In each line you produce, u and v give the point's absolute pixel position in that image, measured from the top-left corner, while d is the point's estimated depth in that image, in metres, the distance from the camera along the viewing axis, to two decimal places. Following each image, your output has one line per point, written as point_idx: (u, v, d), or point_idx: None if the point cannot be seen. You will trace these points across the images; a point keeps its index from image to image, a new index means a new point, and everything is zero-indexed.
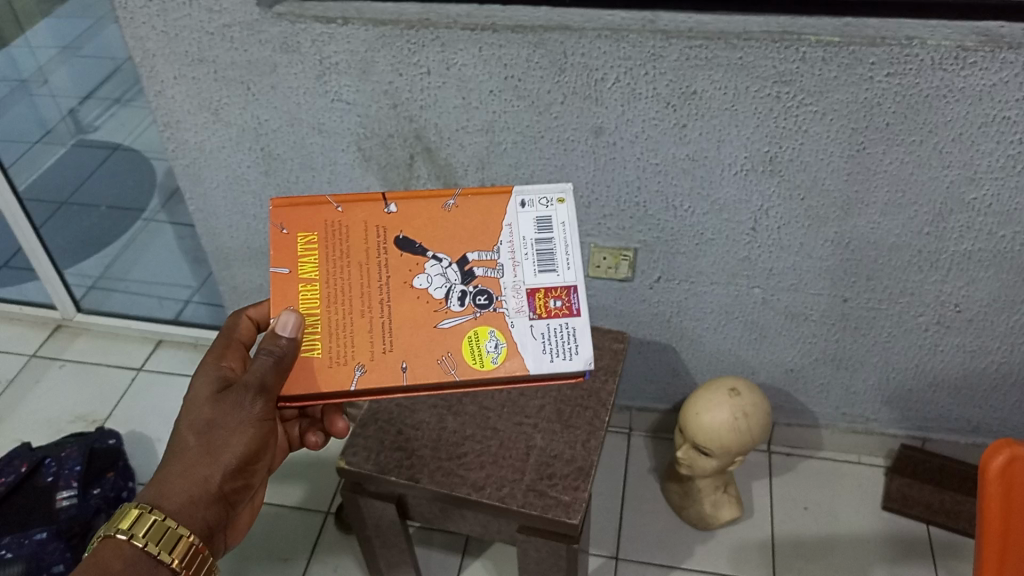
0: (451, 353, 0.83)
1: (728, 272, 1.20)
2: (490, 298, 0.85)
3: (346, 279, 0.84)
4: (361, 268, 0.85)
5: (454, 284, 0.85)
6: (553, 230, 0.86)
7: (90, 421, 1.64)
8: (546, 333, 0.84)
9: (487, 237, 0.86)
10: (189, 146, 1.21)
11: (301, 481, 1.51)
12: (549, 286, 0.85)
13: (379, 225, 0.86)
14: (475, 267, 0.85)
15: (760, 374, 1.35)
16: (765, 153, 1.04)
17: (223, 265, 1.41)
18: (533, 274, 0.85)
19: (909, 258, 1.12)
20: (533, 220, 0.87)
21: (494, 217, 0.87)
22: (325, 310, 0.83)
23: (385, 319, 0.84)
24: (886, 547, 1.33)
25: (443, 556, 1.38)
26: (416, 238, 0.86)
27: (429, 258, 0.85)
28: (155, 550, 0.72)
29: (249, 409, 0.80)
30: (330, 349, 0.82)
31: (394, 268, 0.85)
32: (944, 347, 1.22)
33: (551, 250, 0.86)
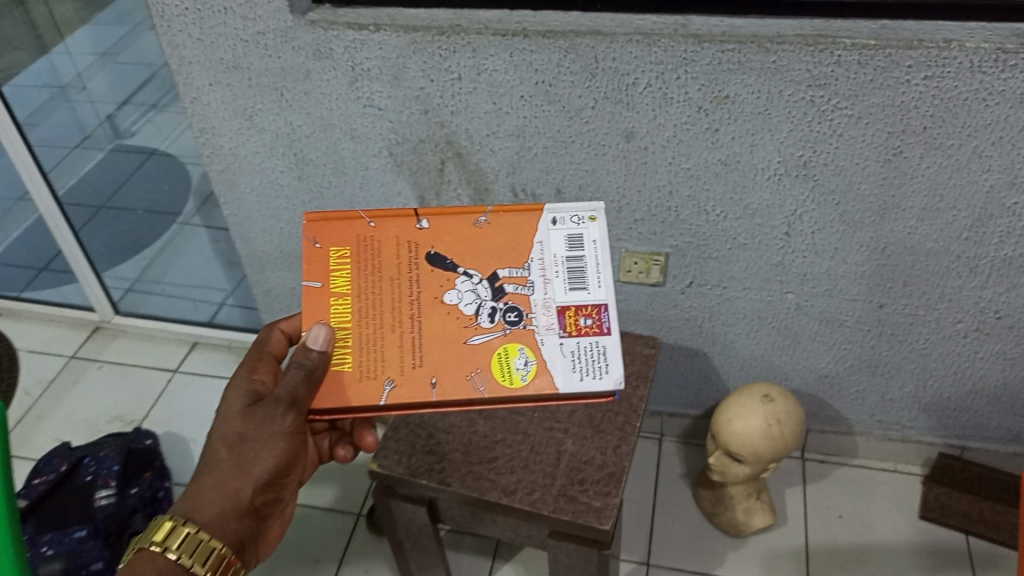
0: (481, 370, 0.83)
1: (761, 277, 1.19)
2: (520, 315, 0.86)
3: (377, 294, 0.86)
4: (392, 283, 0.86)
5: (485, 300, 0.86)
6: (584, 247, 0.88)
7: (127, 421, 1.67)
8: (576, 351, 0.84)
9: (517, 254, 0.88)
10: (224, 152, 1.23)
11: (332, 482, 1.52)
12: (579, 304, 0.87)
13: (411, 241, 0.88)
14: (506, 284, 0.87)
15: (794, 380, 1.33)
16: (799, 157, 1.03)
17: (257, 269, 1.43)
18: (563, 292, 0.87)
19: (948, 264, 1.10)
20: (565, 237, 0.88)
21: (526, 234, 0.89)
22: (357, 325, 0.84)
23: (416, 334, 0.84)
24: (923, 557, 1.30)
25: (473, 560, 1.38)
26: (448, 254, 0.87)
27: (460, 274, 0.87)
28: (187, 563, 0.73)
29: (279, 422, 0.81)
30: (361, 363, 0.83)
31: (425, 283, 0.86)
32: (984, 354, 1.20)
33: (580, 268, 0.88)
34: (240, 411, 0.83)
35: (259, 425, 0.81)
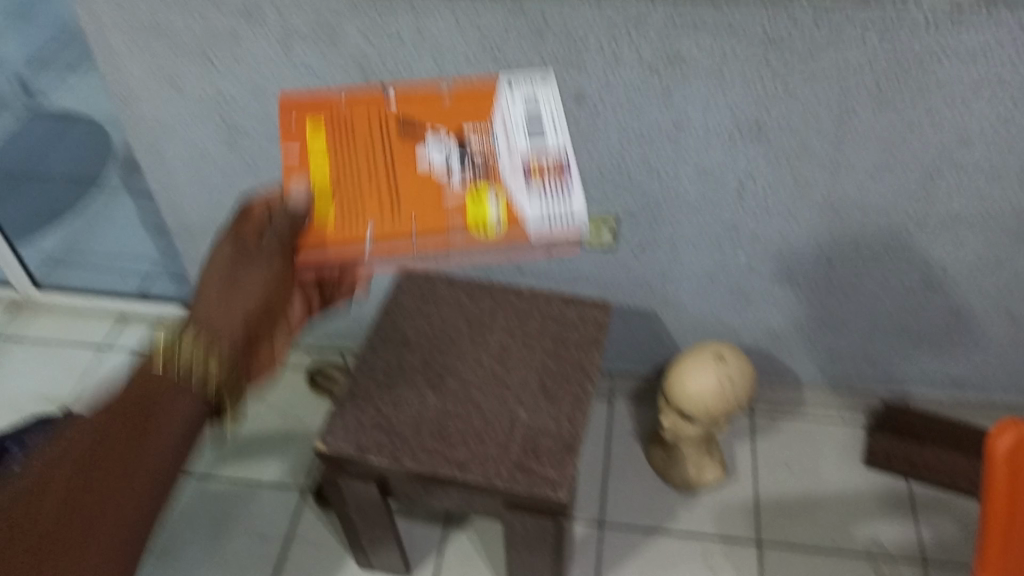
0: (458, 220, 1.06)
1: (713, 238, 1.17)
2: (486, 158, 1.04)
3: (356, 163, 1.03)
4: (367, 153, 1.03)
5: (454, 153, 1.04)
6: (541, 116, 1.02)
7: (55, 404, 1.58)
8: (542, 201, 1.06)
9: (483, 112, 1.03)
10: (146, 119, 1.14)
11: (277, 456, 1.48)
12: (542, 155, 1.04)
13: (383, 119, 1.03)
14: (473, 139, 1.03)
15: (743, 337, 1.34)
16: (752, 118, 1.00)
17: (188, 241, 1.36)
18: (525, 139, 1.03)
19: (897, 220, 1.10)
20: (523, 106, 1.02)
21: (485, 108, 1.03)
22: (340, 183, 1.04)
23: (397, 194, 1.05)
24: (867, 502, 1.34)
25: (426, 530, 1.36)
26: (415, 121, 1.03)
27: (430, 139, 1.04)
28: (198, 359, 0.78)
29: (268, 269, 0.87)
30: (342, 217, 1.05)
31: (399, 151, 1.04)
32: (929, 307, 1.22)
33: (539, 119, 1.02)
34: (227, 261, 0.86)
35: (249, 270, 0.86)
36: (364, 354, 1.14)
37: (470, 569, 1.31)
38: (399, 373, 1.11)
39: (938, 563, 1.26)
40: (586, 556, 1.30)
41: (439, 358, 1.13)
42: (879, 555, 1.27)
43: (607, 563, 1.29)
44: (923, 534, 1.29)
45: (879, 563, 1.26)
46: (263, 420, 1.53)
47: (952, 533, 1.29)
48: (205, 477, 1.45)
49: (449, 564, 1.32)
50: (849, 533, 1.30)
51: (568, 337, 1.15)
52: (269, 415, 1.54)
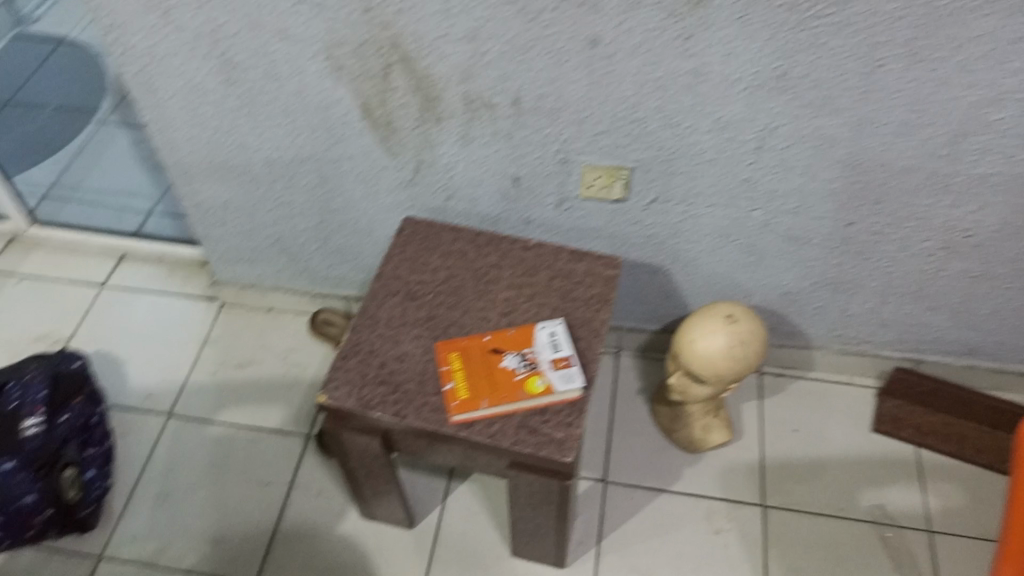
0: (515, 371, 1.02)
1: (728, 194, 1.13)
2: (528, 362, 1.02)
3: (473, 374, 1.02)
4: (477, 369, 1.02)
5: (515, 360, 1.03)
6: (557, 341, 1.04)
7: (53, 341, 1.57)
8: (549, 342, 1.04)
9: (526, 353, 1.03)
10: (139, 51, 1.10)
11: (280, 403, 1.47)
12: (558, 359, 1.02)
13: (486, 352, 1.04)
14: (518, 360, 1.03)
15: (754, 296, 1.30)
16: (775, 68, 0.95)
17: (185, 181, 1.32)
18: (549, 355, 1.03)
19: (921, 181, 1.05)
20: (545, 336, 1.05)
21: (526, 340, 1.05)
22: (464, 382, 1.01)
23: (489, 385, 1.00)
24: (875, 468, 1.32)
25: (427, 481, 1.35)
26: (499, 362, 1.03)
27: (508, 356, 1.03)
28: None
29: None
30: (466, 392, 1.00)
31: (487, 367, 1.02)
32: (947, 272, 1.18)
33: (555, 344, 1.04)
34: None
35: None
36: (368, 304, 1.11)
37: (471, 523, 1.30)
38: (403, 325, 1.08)
39: (942, 530, 1.25)
40: (587, 513, 1.29)
41: (443, 311, 1.10)
42: (884, 522, 1.26)
43: (608, 521, 1.28)
44: (929, 501, 1.28)
45: (884, 530, 1.25)
46: (266, 366, 1.52)
47: (959, 501, 1.28)
48: (207, 421, 1.44)
49: (449, 516, 1.31)
50: (855, 499, 1.29)
51: (576, 292, 1.12)
52: (271, 361, 1.53)
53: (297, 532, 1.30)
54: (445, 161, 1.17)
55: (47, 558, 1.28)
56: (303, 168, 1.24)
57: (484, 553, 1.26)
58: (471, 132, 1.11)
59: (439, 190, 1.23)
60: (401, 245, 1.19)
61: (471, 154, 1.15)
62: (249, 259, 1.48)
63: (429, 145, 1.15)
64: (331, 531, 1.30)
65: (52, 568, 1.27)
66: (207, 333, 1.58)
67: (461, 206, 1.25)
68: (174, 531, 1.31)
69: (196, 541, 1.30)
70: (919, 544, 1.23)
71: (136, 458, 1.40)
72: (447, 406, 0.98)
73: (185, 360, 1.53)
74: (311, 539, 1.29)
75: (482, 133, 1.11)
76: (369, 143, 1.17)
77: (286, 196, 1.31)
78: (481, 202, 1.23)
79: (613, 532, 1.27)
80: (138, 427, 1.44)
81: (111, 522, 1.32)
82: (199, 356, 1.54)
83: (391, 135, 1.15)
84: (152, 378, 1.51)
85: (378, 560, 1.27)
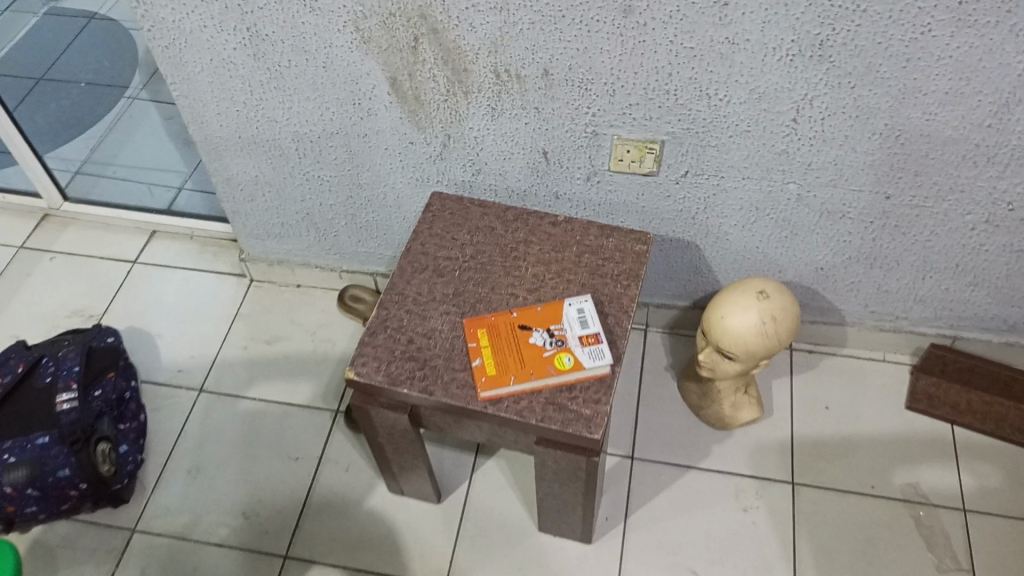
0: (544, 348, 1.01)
1: (763, 167, 1.10)
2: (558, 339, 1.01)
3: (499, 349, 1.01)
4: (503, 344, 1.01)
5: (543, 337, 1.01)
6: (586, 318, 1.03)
7: (87, 316, 1.58)
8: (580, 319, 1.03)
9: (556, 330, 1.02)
10: (168, 26, 1.09)
11: (308, 378, 1.47)
12: (588, 335, 1.01)
13: (512, 328, 1.03)
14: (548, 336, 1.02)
15: (787, 272, 1.28)
16: (815, 36, 0.92)
17: (214, 156, 1.32)
18: (578, 331, 1.02)
19: (965, 152, 1.02)
20: (573, 313, 1.04)
21: (554, 316, 1.04)
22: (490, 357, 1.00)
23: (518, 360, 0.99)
24: (909, 447, 1.30)
25: (455, 456, 1.35)
26: (527, 338, 1.02)
27: (535, 332, 1.02)
28: None
29: None
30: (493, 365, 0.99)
31: (516, 342, 1.01)
32: (989, 247, 1.15)
33: (584, 322, 1.03)
34: None
35: None
36: (396, 280, 1.10)
37: (498, 498, 1.30)
38: (431, 301, 1.08)
39: (977, 511, 1.23)
40: (616, 490, 1.28)
41: (471, 287, 1.09)
42: (918, 502, 1.24)
43: (636, 498, 1.27)
44: (964, 481, 1.26)
45: (917, 510, 1.23)
46: (295, 341, 1.53)
47: (995, 482, 1.25)
48: (237, 396, 1.46)
49: (477, 491, 1.31)
50: (888, 478, 1.27)
51: (605, 268, 1.10)
52: (300, 336, 1.53)
53: (325, 506, 1.31)
54: (473, 135, 1.16)
55: (82, 530, 1.30)
56: (331, 142, 1.24)
57: (511, 529, 1.26)
58: (501, 105, 1.10)
59: (467, 164, 1.21)
60: (428, 221, 1.18)
61: (500, 127, 1.13)
62: (278, 234, 1.49)
63: (458, 119, 1.14)
64: (360, 506, 1.31)
65: (87, 539, 1.29)
66: (236, 309, 1.59)
67: (489, 180, 1.23)
68: (205, 504, 1.33)
69: (227, 514, 1.31)
70: (954, 524, 1.21)
71: (167, 432, 1.42)
72: (476, 381, 0.98)
73: (215, 336, 1.54)
74: (340, 513, 1.30)
75: (511, 106, 1.09)
76: (397, 117, 1.16)
77: (314, 170, 1.30)
78: (510, 176, 1.21)
79: (641, 509, 1.26)
80: (170, 401, 1.46)
81: (143, 495, 1.34)
82: (229, 331, 1.55)
83: (419, 109, 1.14)
84: (182, 353, 1.52)
85: (406, 534, 1.27)
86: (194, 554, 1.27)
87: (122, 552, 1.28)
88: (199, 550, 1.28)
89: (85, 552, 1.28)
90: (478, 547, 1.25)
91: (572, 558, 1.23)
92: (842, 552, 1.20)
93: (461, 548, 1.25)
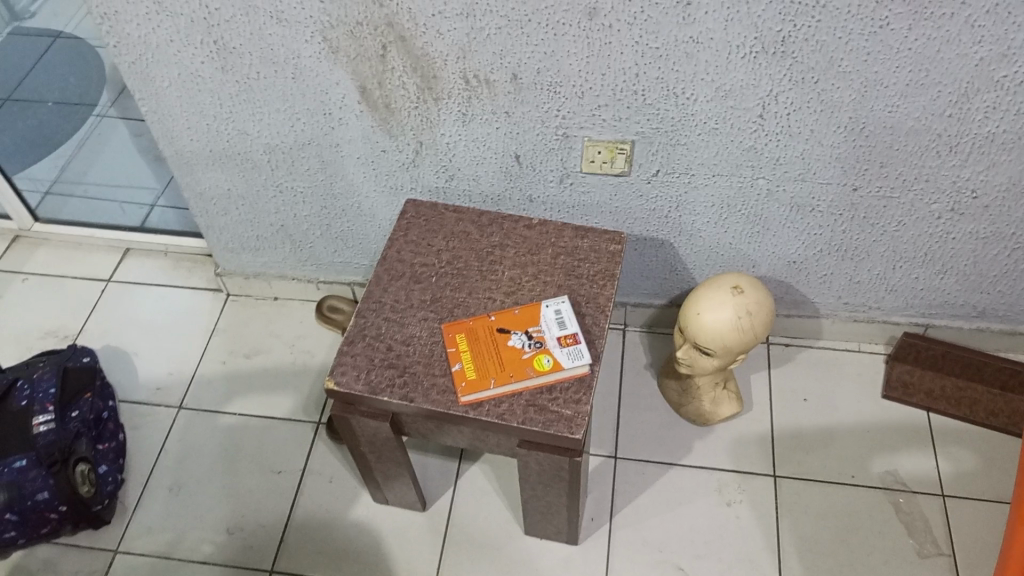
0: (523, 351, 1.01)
1: (732, 163, 1.12)
2: (536, 341, 1.02)
3: (478, 354, 1.01)
4: (481, 349, 1.02)
5: (521, 340, 1.02)
6: (563, 319, 1.04)
7: (61, 337, 1.57)
8: (557, 320, 1.04)
9: (534, 332, 1.03)
10: (134, 41, 1.09)
11: (288, 391, 1.47)
12: (565, 336, 1.02)
13: (490, 332, 1.03)
14: (526, 339, 1.02)
15: (761, 267, 1.30)
16: (777, 33, 0.93)
17: (186, 171, 1.31)
18: (555, 332, 1.02)
19: (928, 142, 1.04)
20: (550, 315, 1.04)
21: (531, 318, 1.04)
22: (469, 363, 1.00)
23: (498, 365, 1.00)
24: (886, 435, 1.32)
25: (438, 462, 1.35)
26: (505, 341, 1.02)
27: (513, 335, 1.03)
28: None
29: None
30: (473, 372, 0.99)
31: (495, 347, 1.02)
32: (955, 234, 1.17)
33: (561, 322, 1.03)
34: None
35: None
36: (373, 288, 1.10)
37: (483, 503, 1.30)
38: (409, 308, 1.08)
39: (955, 495, 1.24)
40: (599, 489, 1.29)
41: (449, 293, 1.09)
42: (897, 489, 1.26)
43: (620, 497, 1.28)
44: (941, 466, 1.28)
45: (896, 497, 1.25)
46: (274, 354, 1.52)
47: (971, 466, 1.27)
48: (216, 411, 1.45)
49: (461, 497, 1.31)
50: (867, 466, 1.29)
51: (581, 268, 1.11)
52: (279, 349, 1.53)
53: (310, 518, 1.31)
54: (445, 141, 1.16)
55: (63, 553, 1.29)
56: (303, 153, 1.24)
57: (497, 533, 1.27)
58: (471, 110, 1.10)
59: (440, 170, 1.22)
60: (403, 229, 1.18)
61: (472, 133, 1.14)
62: (253, 247, 1.48)
63: (429, 125, 1.14)
64: (344, 516, 1.30)
65: (69, 562, 1.28)
66: (213, 324, 1.58)
67: (462, 186, 1.24)
68: (188, 521, 1.31)
69: (210, 531, 1.30)
70: (933, 509, 1.23)
71: (147, 450, 1.40)
72: (456, 386, 0.98)
73: (193, 351, 1.53)
74: (325, 524, 1.30)
75: (481, 111, 1.10)
76: (369, 125, 1.16)
77: (287, 181, 1.30)
78: (483, 181, 1.22)
79: (626, 507, 1.27)
80: (148, 419, 1.44)
81: (125, 515, 1.33)
82: (207, 347, 1.54)
83: (390, 117, 1.14)
84: (161, 370, 1.51)
85: (392, 542, 1.27)
86: (178, 572, 1.26)
87: (105, 573, 1.26)
88: (183, 567, 1.27)
89: (67, 574, 1.26)
90: (464, 553, 1.25)
91: (559, 559, 1.23)
92: (825, 541, 1.21)
93: (448, 554, 1.25)
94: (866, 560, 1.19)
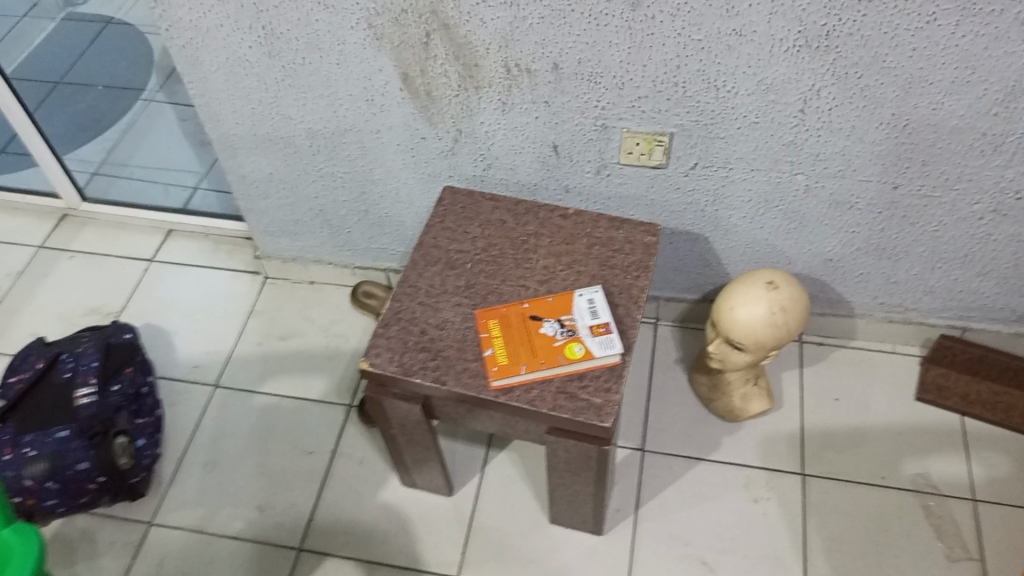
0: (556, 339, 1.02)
1: (770, 158, 1.11)
2: (569, 330, 1.02)
3: (512, 340, 1.02)
4: (517, 334, 1.03)
5: (555, 327, 1.03)
6: (596, 308, 1.05)
7: (105, 314, 1.61)
8: (590, 309, 1.04)
9: (566, 318, 1.04)
10: (184, 25, 1.11)
11: (322, 374, 1.49)
12: (597, 325, 1.03)
13: (524, 317, 1.05)
14: (559, 326, 1.03)
15: (796, 264, 1.29)
16: (821, 27, 0.93)
17: (229, 154, 1.34)
18: (588, 321, 1.03)
19: (972, 141, 1.03)
20: (583, 302, 1.05)
21: (564, 305, 1.06)
22: (504, 347, 1.01)
23: (530, 351, 1.01)
24: (918, 438, 1.30)
25: (468, 448, 1.37)
26: (538, 328, 1.03)
27: (546, 323, 1.04)
28: None
29: None
30: (507, 357, 1.00)
31: (528, 334, 1.03)
32: (997, 236, 1.15)
33: (593, 311, 1.04)
34: None
35: None
36: (409, 273, 1.12)
37: (510, 490, 1.31)
38: (443, 294, 1.09)
39: (987, 500, 1.23)
40: (627, 481, 1.30)
41: (483, 280, 1.11)
42: (927, 492, 1.24)
43: (647, 490, 1.28)
44: (975, 471, 1.26)
45: (927, 500, 1.24)
46: (309, 337, 1.54)
47: (1006, 471, 1.26)
48: (251, 391, 1.48)
49: (489, 483, 1.32)
50: (898, 468, 1.27)
51: (615, 259, 1.12)
52: (314, 332, 1.55)
53: (339, 498, 1.33)
54: (484, 130, 1.17)
55: (100, 523, 1.32)
56: (344, 139, 1.26)
57: (523, 521, 1.28)
58: (511, 99, 1.11)
59: (478, 159, 1.23)
60: (440, 215, 1.19)
61: (511, 122, 1.15)
62: (292, 231, 1.51)
63: (469, 114, 1.15)
64: (374, 498, 1.33)
65: (107, 531, 1.31)
66: (251, 305, 1.61)
67: (499, 175, 1.25)
68: (221, 497, 1.34)
69: (243, 507, 1.33)
70: (964, 513, 1.22)
71: (184, 427, 1.44)
72: (488, 371, 0.99)
73: (230, 332, 1.57)
74: (355, 505, 1.32)
75: (521, 100, 1.11)
76: (409, 112, 1.18)
77: (327, 166, 1.32)
78: (520, 170, 1.23)
79: (652, 500, 1.27)
80: (186, 396, 1.48)
81: (161, 488, 1.36)
82: (244, 327, 1.57)
83: (431, 104, 1.15)
84: (199, 349, 1.54)
85: (420, 525, 1.29)
86: (210, 546, 1.29)
87: (140, 544, 1.30)
88: (216, 542, 1.29)
89: (104, 544, 1.30)
90: (489, 538, 1.26)
91: (583, 549, 1.24)
92: (852, 542, 1.21)
93: (474, 540, 1.26)
94: (894, 562, 1.18)
